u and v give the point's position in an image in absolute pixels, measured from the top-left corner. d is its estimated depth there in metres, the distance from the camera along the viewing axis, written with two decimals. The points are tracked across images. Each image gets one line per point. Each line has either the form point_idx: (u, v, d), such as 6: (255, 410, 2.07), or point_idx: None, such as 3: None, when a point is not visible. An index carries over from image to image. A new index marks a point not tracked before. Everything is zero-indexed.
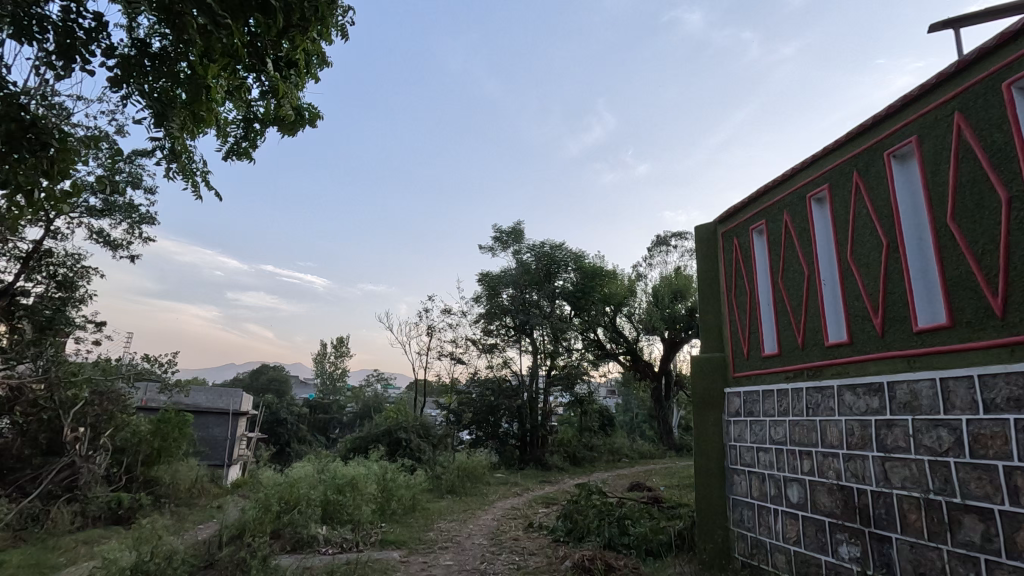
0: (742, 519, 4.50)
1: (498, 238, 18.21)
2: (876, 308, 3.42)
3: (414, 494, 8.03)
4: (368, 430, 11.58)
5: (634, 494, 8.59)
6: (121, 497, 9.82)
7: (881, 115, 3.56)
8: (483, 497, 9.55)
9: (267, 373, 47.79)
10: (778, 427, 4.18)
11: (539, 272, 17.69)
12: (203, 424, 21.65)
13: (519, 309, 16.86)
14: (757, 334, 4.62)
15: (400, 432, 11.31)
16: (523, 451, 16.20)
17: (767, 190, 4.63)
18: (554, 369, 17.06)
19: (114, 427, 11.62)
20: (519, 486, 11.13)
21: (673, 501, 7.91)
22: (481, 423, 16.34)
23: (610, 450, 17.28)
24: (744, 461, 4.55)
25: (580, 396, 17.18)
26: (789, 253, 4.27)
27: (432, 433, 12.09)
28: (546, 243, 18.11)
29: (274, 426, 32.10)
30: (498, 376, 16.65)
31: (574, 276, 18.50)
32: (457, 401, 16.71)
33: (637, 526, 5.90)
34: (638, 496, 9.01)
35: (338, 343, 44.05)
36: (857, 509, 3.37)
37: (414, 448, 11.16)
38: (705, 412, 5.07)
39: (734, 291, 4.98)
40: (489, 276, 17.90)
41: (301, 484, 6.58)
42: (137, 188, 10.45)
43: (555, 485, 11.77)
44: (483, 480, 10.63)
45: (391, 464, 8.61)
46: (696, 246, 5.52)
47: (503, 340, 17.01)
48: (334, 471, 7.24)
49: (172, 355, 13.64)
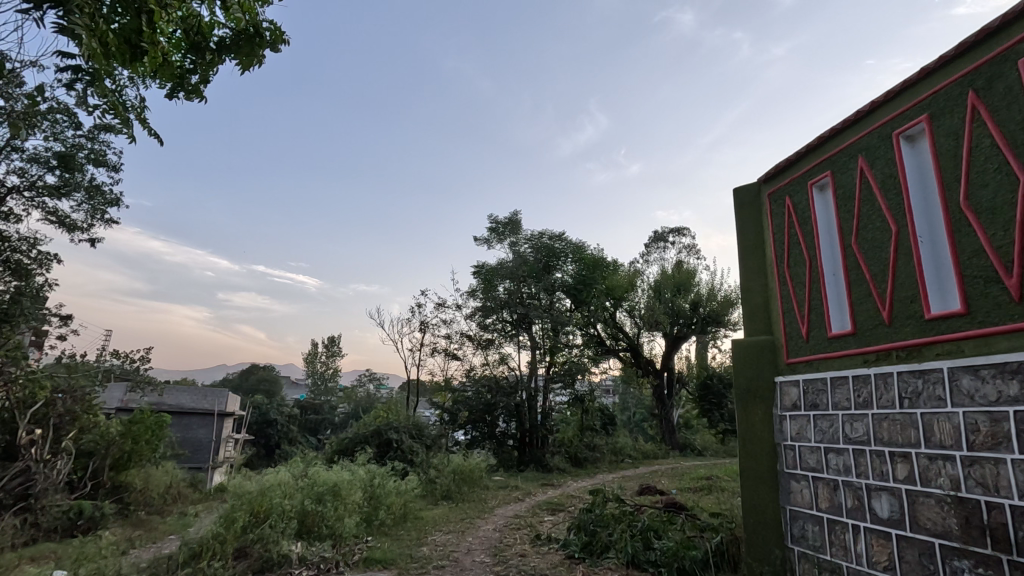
0: (806, 535, 3.68)
1: (493, 229, 17.33)
2: (1009, 265, 2.61)
3: (405, 501, 7.18)
4: (355, 431, 10.70)
5: (651, 499, 7.76)
6: (81, 506, 8.91)
7: (1008, 16, 2.77)
8: (482, 503, 8.70)
9: (256, 373, 46.67)
10: (856, 423, 3.36)
11: (538, 264, 16.86)
12: (186, 425, 20.67)
13: (517, 302, 16.06)
14: (820, 310, 3.80)
15: (391, 432, 10.45)
16: (523, 452, 15.35)
17: (831, 136, 3.81)
18: (553, 366, 16.25)
19: (79, 429, 10.68)
20: (520, 489, 10.29)
21: (695, 507, 7.10)
22: (478, 422, 15.49)
23: (613, 450, 16.49)
24: (807, 465, 3.73)
25: (581, 393, 16.39)
26: (867, 207, 3.45)
27: (426, 432, 11.24)
28: (545, 233, 17.28)
29: (264, 427, 31.12)
30: (495, 373, 15.83)
31: (574, 268, 17.70)
32: (452, 399, 15.86)
33: (664, 540, 5.08)
34: (653, 501, 8.19)
35: (330, 342, 43.05)
36: (987, 530, 2.56)
37: (405, 450, 10.28)
38: (751, 406, 4.26)
39: (787, 261, 4.16)
40: (485, 268, 17.04)
41: (274, 491, 5.70)
42: (101, 167, 9.55)
43: (558, 488, 10.96)
44: (482, 484, 9.78)
45: (379, 468, 7.74)
46: (736, 211, 4.72)
47: (500, 334, 16.17)
48: (315, 477, 6.36)
49: (145, 351, 12.72)
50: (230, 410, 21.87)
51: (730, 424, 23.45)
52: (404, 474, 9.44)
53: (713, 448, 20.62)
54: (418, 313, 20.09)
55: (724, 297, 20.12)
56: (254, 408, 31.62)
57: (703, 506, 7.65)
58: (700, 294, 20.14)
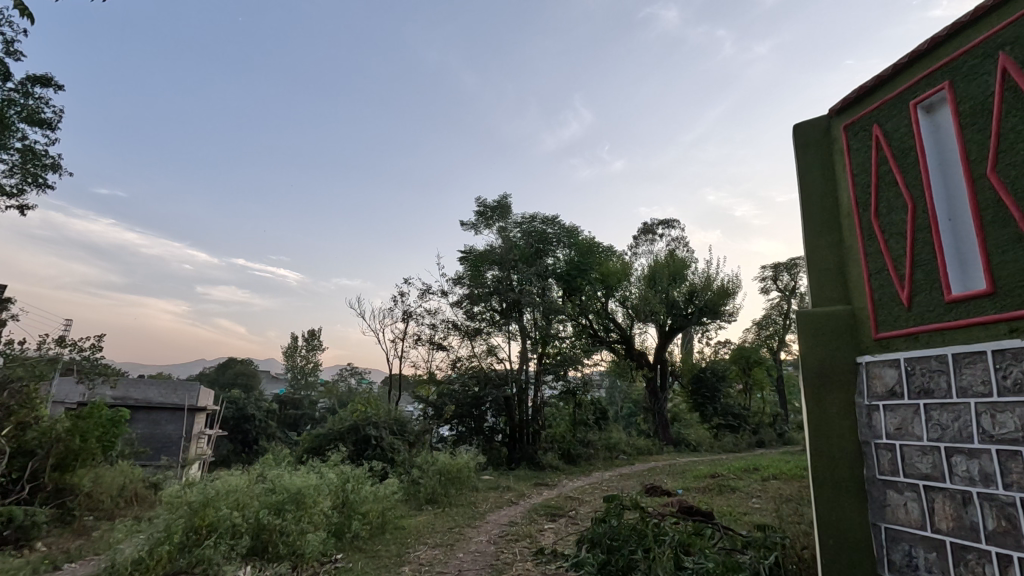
0: (914, 565, 2.79)
1: (481, 212, 16.17)
2: None
3: (384, 509, 6.19)
4: (330, 425, 9.67)
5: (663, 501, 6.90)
6: (12, 514, 7.76)
7: None
8: (473, 507, 7.74)
9: (233, 368, 45.06)
10: (1000, 415, 2.46)
11: (528, 249, 15.84)
12: (153, 421, 19.43)
13: (506, 289, 15.09)
14: (929, 266, 2.89)
15: (370, 428, 9.43)
16: (513, 449, 14.46)
17: (947, 36, 2.90)
18: (545, 357, 15.31)
19: (17, 425, 9.53)
20: (512, 491, 9.33)
21: (718, 516, 6.21)
22: (465, 417, 14.54)
23: (607, 446, 15.67)
24: (915, 470, 2.82)
25: (574, 386, 15.47)
26: (1012, 121, 2.54)
27: (408, 427, 10.24)
28: (535, 217, 16.32)
29: (241, 423, 29.82)
30: (482, 365, 14.86)
31: (567, 253, 16.71)
32: (438, 392, 14.84)
33: (699, 558, 4.16)
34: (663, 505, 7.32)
35: (310, 335, 41.55)
36: None
37: (386, 448, 9.26)
38: (824, 393, 3.37)
39: (874, 206, 3.25)
40: (472, 254, 16.11)
41: (221, 500, 4.68)
42: (34, 126, 8.39)
43: (553, 487, 10.06)
44: (470, 486, 8.82)
45: (354, 469, 6.77)
46: (798, 152, 3.80)
47: (488, 324, 15.22)
48: (277, 480, 5.35)
49: (96, 339, 11.54)
50: (200, 405, 20.60)
51: (723, 419, 22.81)
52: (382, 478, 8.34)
53: (708, 443, 19.92)
54: (400, 302, 19.04)
55: (720, 286, 19.44)
56: (230, 402, 30.29)
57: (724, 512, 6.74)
58: (695, 283, 19.44)
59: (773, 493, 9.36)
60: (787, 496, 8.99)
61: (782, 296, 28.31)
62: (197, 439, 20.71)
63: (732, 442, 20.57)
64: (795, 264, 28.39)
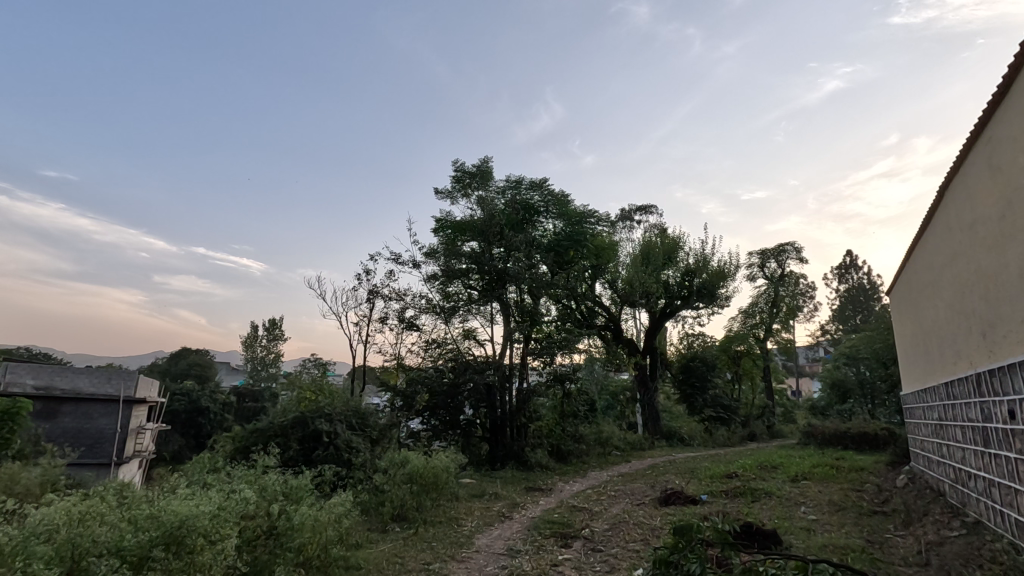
0: None
1: (458, 178, 14.09)
2: None
3: (327, 544, 4.21)
4: (269, 418, 7.57)
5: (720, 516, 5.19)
6: None
7: None
8: (454, 528, 5.86)
9: (186, 358, 41.70)
10: None
11: (513, 217, 13.88)
12: (82, 415, 15.69)
13: (488, 262, 13.19)
14: None
15: (321, 422, 7.35)
16: (495, 446, 12.71)
17: None
18: (532, 341, 13.35)
19: None
20: (502, 499, 7.47)
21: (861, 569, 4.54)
22: (439, 409, 12.55)
23: (597, 440, 14.23)
24: None
25: (562, 373, 13.36)
26: None
27: (371, 421, 8.25)
28: (521, 182, 14.24)
29: (195, 416, 27.22)
30: (460, 350, 12.96)
31: (557, 224, 14.67)
32: (407, 379, 12.85)
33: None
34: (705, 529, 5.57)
35: (270, 324, 38.58)
36: None
37: (341, 447, 7.21)
38: None
39: None
40: (449, 223, 14.18)
41: (34, 550, 2.65)
42: None
43: (550, 494, 8.30)
44: (449, 496, 6.95)
45: (292, 479, 4.84)
46: None
47: (466, 304, 13.36)
48: (154, 506, 3.35)
49: None
50: (140, 396, 16.94)
51: (714, 411, 21.54)
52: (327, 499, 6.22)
53: (701, 437, 18.55)
54: (365, 281, 16.97)
55: (716, 268, 17.97)
56: (180, 394, 27.50)
57: (798, 547, 4.98)
58: (689, 264, 17.96)
59: (815, 497, 7.80)
60: (835, 502, 7.44)
61: (769, 284, 27.22)
62: (138, 435, 17.94)
63: (726, 435, 19.25)
64: (783, 250, 27.33)
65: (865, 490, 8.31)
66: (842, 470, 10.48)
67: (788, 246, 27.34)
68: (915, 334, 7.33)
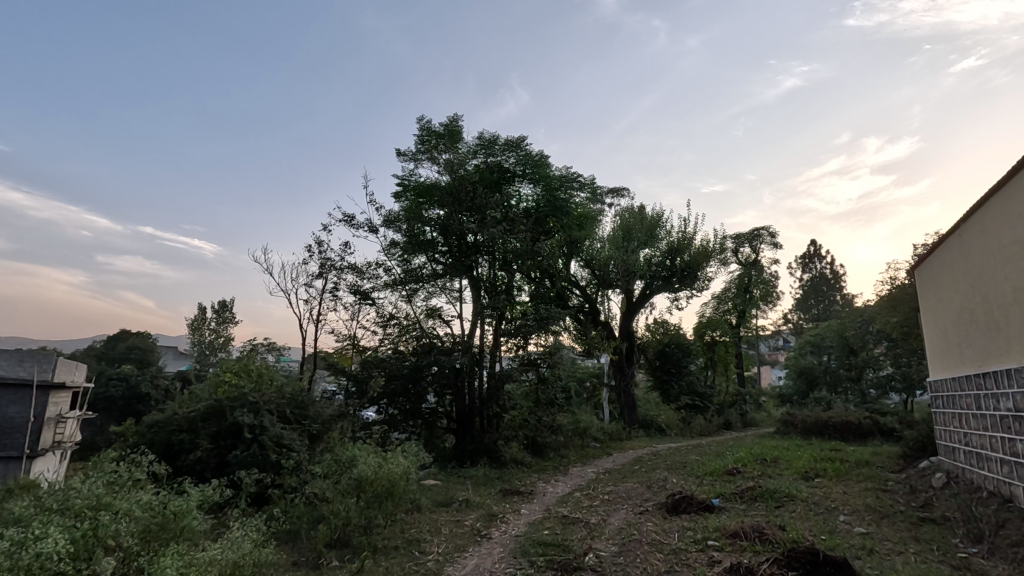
0: None
1: (423, 137, 12.33)
2: None
3: None
4: (174, 408, 5.84)
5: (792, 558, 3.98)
6: None
7: None
8: (413, 559, 4.32)
9: (125, 341, 38.38)
10: None
11: (485, 181, 12.23)
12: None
13: (456, 231, 11.57)
14: None
15: (243, 412, 5.67)
16: (463, 439, 11.26)
17: None
18: (506, 322, 11.81)
19: None
20: (475, 508, 6.00)
21: None
22: (398, 396, 10.96)
23: (575, 431, 13.03)
24: None
25: (536, 358, 11.86)
26: None
27: (312, 410, 6.59)
28: (495, 141, 12.54)
29: (133, 403, 24.69)
30: (424, 331, 11.34)
31: (534, 191, 13.05)
32: (362, 362, 11.23)
33: None
34: (752, 559, 4.19)
35: (221, 306, 35.75)
36: None
37: (269, 446, 5.53)
38: None
39: None
40: (412, 186, 12.39)
41: None
42: None
43: (531, 498, 6.90)
44: (408, 508, 5.42)
45: (177, 512, 3.26)
46: None
47: (430, 278, 11.80)
48: None
49: None
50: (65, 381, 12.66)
51: (690, 399, 20.66)
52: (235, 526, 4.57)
53: (679, 426, 17.61)
54: (318, 252, 15.07)
55: (699, 247, 16.85)
56: (117, 379, 24.96)
57: None
58: (672, 242, 16.75)
59: (845, 500, 6.61)
60: (873, 507, 6.26)
61: (743, 269, 26.52)
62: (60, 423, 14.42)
63: (703, 424, 18.34)
64: (757, 235, 26.65)
65: (894, 490, 7.20)
66: (850, 465, 9.46)
67: (762, 231, 26.66)
68: (968, 307, 6.28)
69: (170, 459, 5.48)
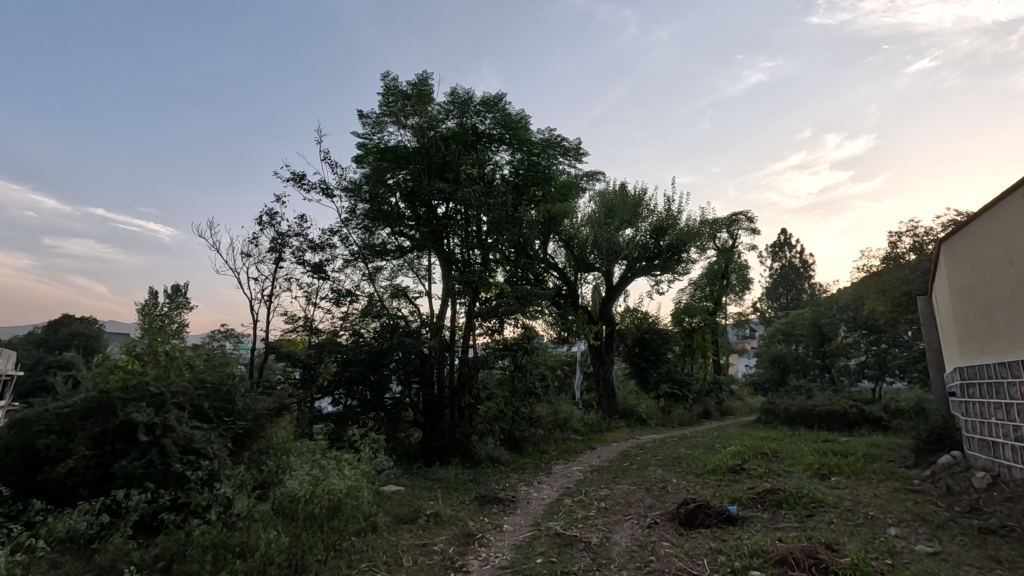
0: None
1: (389, 94, 10.92)
2: None
3: None
4: (48, 400, 4.46)
5: None
6: None
7: None
8: None
9: (68, 326, 35.61)
10: None
11: (458, 144, 10.91)
12: None
13: (425, 199, 10.24)
14: None
15: (139, 408, 4.32)
16: (431, 434, 10.01)
17: None
18: (479, 303, 10.59)
19: None
20: (445, 525, 4.80)
21: None
22: (356, 386, 9.61)
23: (554, 423, 11.95)
24: None
25: (513, 344, 10.65)
26: None
27: (240, 404, 5.21)
28: (469, 100, 11.22)
29: None
30: (388, 313, 10.00)
31: (512, 157, 11.77)
32: (315, 347, 9.85)
33: None
34: None
35: (174, 291, 33.47)
36: None
37: (173, 452, 4.19)
38: None
39: None
40: (376, 148, 10.98)
41: None
42: None
43: (512, 506, 5.75)
44: (357, 530, 4.16)
45: None
46: None
47: (395, 253, 10.47)
48: None
49: None
50: None
51: (670, 387, 19.97)
52: (105, 570, 3.26)
53: (659, 417, 16.83)
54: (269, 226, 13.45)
55: (684, 226, 15.90)
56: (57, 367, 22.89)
57: None
58: (657, 221, 15.74)
59: (881, 506, 5.65)
60: (917, 515, 5.31)
61: (720, 255, 25.92)
62: None
63: (683, 413, 17.58)
64: (734, 220, 26.11)
65: (927, 492, 6.29)
66: (858, 460, 8.61)
67: (740, 216, 26.07)
68: None
69: (34, 472, 4.09)
